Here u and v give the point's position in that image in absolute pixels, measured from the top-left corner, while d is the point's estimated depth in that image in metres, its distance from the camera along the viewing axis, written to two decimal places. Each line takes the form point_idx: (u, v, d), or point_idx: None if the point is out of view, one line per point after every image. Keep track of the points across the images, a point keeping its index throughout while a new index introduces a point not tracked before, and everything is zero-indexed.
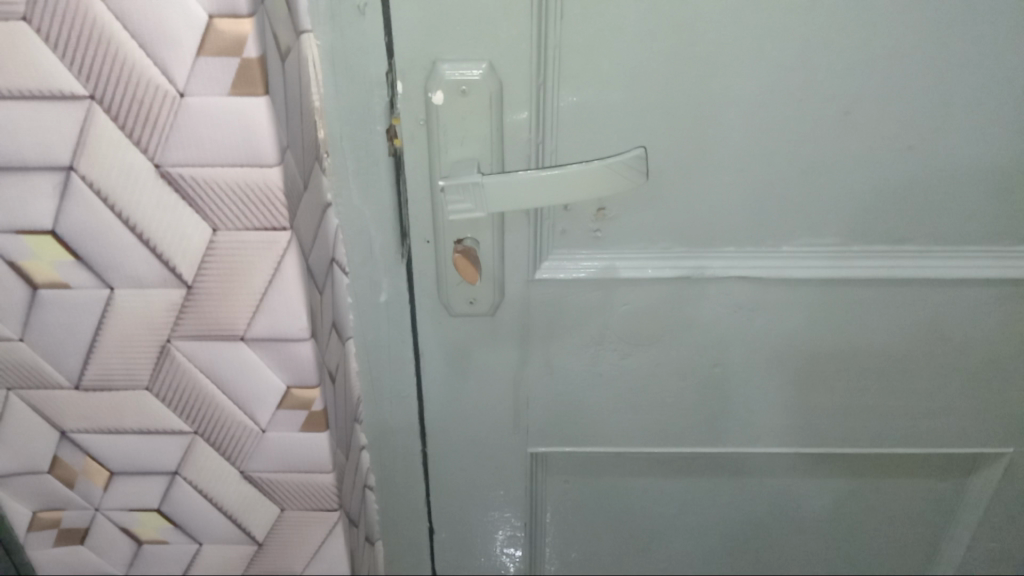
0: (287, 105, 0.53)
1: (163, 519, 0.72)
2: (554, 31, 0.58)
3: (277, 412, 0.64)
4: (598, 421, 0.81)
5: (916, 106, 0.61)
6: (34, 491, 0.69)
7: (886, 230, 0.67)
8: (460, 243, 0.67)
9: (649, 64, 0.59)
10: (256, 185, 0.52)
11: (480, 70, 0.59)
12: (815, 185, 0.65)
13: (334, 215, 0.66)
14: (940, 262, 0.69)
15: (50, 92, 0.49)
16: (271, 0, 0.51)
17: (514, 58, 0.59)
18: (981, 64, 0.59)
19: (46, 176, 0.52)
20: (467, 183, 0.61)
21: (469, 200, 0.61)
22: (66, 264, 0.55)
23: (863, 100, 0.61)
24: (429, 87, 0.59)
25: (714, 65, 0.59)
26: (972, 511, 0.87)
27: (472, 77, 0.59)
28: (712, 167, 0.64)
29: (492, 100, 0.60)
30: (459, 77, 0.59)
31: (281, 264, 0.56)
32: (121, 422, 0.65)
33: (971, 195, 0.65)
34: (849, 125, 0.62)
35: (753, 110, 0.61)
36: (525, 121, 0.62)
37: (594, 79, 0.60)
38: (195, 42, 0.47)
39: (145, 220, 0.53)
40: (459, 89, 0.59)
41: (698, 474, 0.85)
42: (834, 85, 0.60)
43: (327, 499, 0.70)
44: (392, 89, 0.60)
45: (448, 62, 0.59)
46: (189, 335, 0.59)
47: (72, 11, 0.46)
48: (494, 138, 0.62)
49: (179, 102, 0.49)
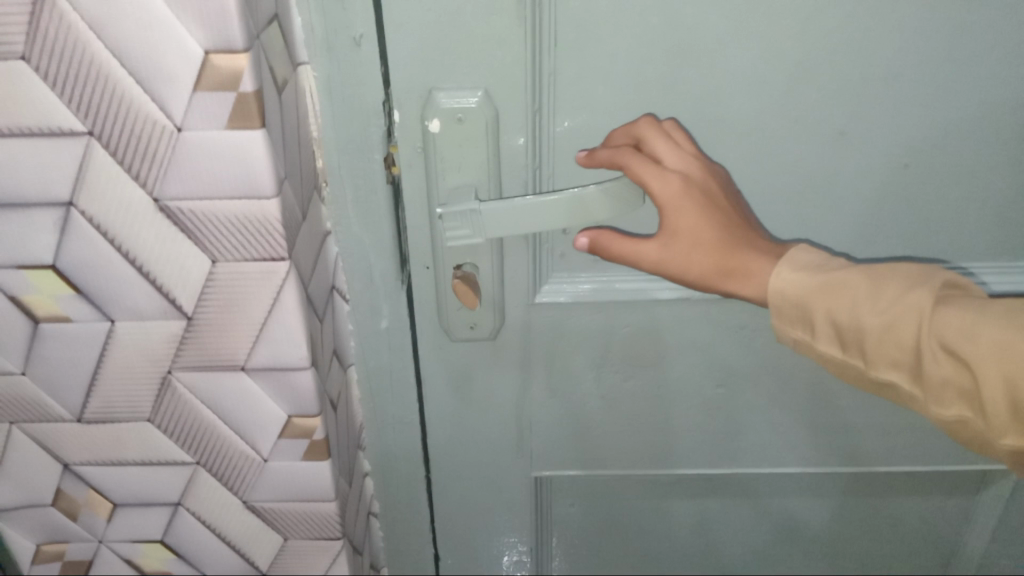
0: (285, 135, 0.54)
1: (167, 550, 0.72)
2: (549, 57, 0.58)
3: (279, 441, 0.64)
4: (601, 443, 0.80)
5: (915, 124, 0.61)
6: (37, 524, 0.69)
7: (888, 247, 0.67)
8: (458, 269, 0.67)
9: (645, 88, 0.60)
10: (254, 217, 0.52)
11: (476, 97, 0.59)
12: (815, 203, 0.65)
13: (334, 243, 0.66)
14: None
15: (48, 128, 0.49)
16: (267, 33, 0.51)
17: (509, 86, 0.59)
18: (978, 82, 0.59)
19: (47, 212, 0.52)
20: (463, 209, 0.61)
21: (468, 227, 0.61)
22: (67, 297, 0.56)
23: (859, 118, 0.61)
24: (426, 116, 0.59)
25: (711, 88, 0.60)
26: (983, 529, 0.86)
27: (468, 104, 0.59)
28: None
29: (489, 126, 0.60)
30: (455, 105, 0.59)
31: (280, 293, 0.56)
32: (124, 453, 0.65)
33: (971, 210, 0.65)
34: (847, 144, 0.62)
35: (751, 131, 0.61)
36: (522, 147, 0.62)
37: (589, 104, 0.60)
38: (191, 77, 0.47)
39: (145, 252, 0.54)
40: (455, 117, 0.60)
41: (705, 495, 0.85)
42: (833, 104, 0.60)
43: (330, 528, 0.70)
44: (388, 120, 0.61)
45: (444, 90, 0.59)
46: (190, 365, 0.59)
47: (70, 49, 0.47)
48: (491, 165, 0.62)
49: (176, 136, 0.49)
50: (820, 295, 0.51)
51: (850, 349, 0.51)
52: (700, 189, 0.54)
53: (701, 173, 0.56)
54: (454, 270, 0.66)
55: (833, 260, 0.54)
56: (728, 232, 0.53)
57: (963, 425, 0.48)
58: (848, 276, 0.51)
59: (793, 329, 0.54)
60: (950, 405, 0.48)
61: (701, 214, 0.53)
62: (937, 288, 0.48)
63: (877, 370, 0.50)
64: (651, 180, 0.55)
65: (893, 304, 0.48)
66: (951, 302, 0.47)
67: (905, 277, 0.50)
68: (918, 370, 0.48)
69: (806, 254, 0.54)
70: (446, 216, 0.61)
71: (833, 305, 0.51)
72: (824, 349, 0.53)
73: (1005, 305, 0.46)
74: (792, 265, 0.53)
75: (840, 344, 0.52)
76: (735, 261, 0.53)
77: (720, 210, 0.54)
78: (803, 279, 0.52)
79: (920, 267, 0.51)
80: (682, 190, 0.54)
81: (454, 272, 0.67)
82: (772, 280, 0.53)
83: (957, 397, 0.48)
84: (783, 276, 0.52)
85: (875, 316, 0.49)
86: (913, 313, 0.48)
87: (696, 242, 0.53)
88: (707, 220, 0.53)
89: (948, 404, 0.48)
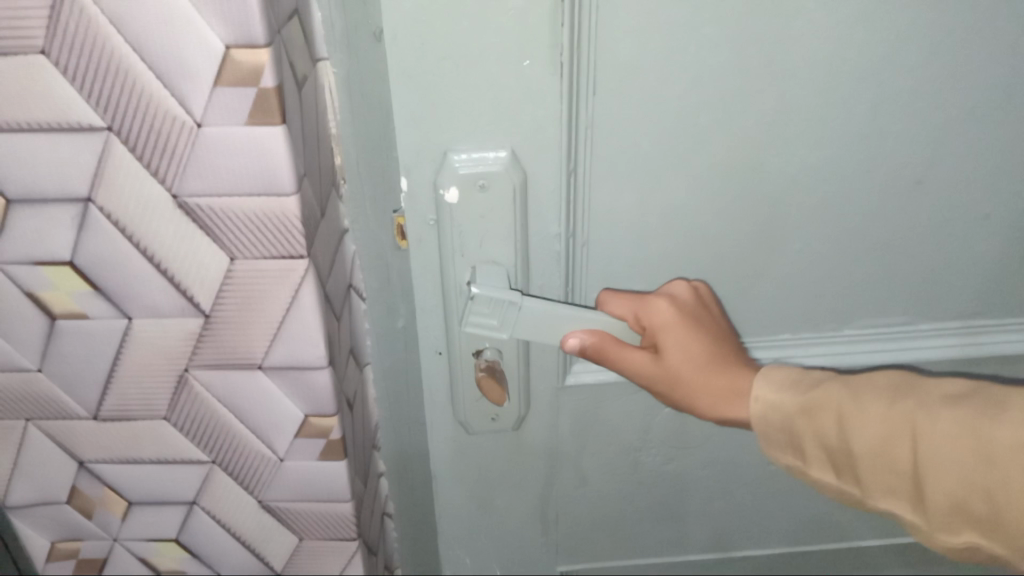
0: (304, 131, 0.53)
1: (180, 549, 0.71)
2: (587, 57, 0.56)
3: (295, 440, 0.63)
4: (614, 433, 0.80)
5: (945, 113, 0.61)
6: (52, 521, 0.69)
7: (903, 231, 0.67)
8: (480, 356, 0.70)
9: (682, 88, 0.58)
10: (273, 214, 0.52)
11: (497, 157, 0.60)
12: (833, 191, 0.65)
13: (351, 241, 0.64)
14: (950, 255, 0.69)
15: (68, 123, 0.49)
16: (288, 27, 0.50)
17: (542, 90, 0.57)
18: (1002, 66, 0.59)
19: (66, 207, 0.52)
20: (499, 301, 0.61)
21: (497, 317, 0.61)
22: (84, 293, 0.55)
23: (880, 109, 0.60)
24: (444, 182, 0.60)
25: (742, 83, 0.58)
26: None
27: (488, 166, 0.60)
28: (739, 185, 0.64)
29: (509, 186, 0.61)
30: (477, 171, 0.60)
31: (299, 292, 0.55)
32: (139, 451, 0.64)
33: (985, 188, 0.65)
34: (878, 137, 0.62)
35: (784, 127, 0.61)
36: (556, 153, 0.61)
37: (626, 105, 0.59)
38: (212, 72, 0.47)
39: (163, 248, 0.53)
40: (476, 183, 0.60)
41: (715, 482, 0.85)
42: (867, 98, 0.60)
43: (346, 529, 0.69)
44: (410, 155, 0.61)
45: (459, 151, 0.60)
46: (208, 363, 0.59)
47: (90, 43, 0.46)
48: (517, 216, 0.62)
49: (196, 133, 0.49)
50: (802, 416, 0.53)
51: (844, 474, 0.52)
52: (686, 307, 0.60)
53: (690, 292, 0.61)
54: (474, 357, 0.70)
55: (808, 373, 0.56)
56: (713, 352, 0.58)
57: (974, 551, 0.48)
58: (829, 395, 0.52)
59: (788, 455, 0.55)
60: (960, 533, 0.47)
61: (688, 328, 0.58)
62: (922, 397, 0.49)
63: (875, 499, 0.51)
64: (647, 302, 0.60)
65: (880, 421, 0.49)
66: (949, 405, 0.48)
67: (883, 388, 0.51)
68: (918, 498, 0.48)
69: (781, 372, 0.57)
70: (481, 297, 0.61)
71: (818, 427, 0.52)
72: (820, 475, 0.54)
73: (1016, 412, 0.45)
74: (768, 386, 0.55)
75: (834, 470, 0.53)
76: (722, 377, 0.57)
77: (708, 327, 0.59)
78: (787, 396, 0.54)
79: (901, 377, 0.52)
80: (671, 308, 0.59)
81: (475, 359, 0.70)
82: (752, 404, 0.56)
83: (966, 525, 0.47)
84: (763, 396, 0.55)
85: (863, 440, 0.49)
86: (901, 431, 0.48)
87: (688, 359, 0.57)
88: (696, 336, 0.58)
89: (957, 533, 0.48)
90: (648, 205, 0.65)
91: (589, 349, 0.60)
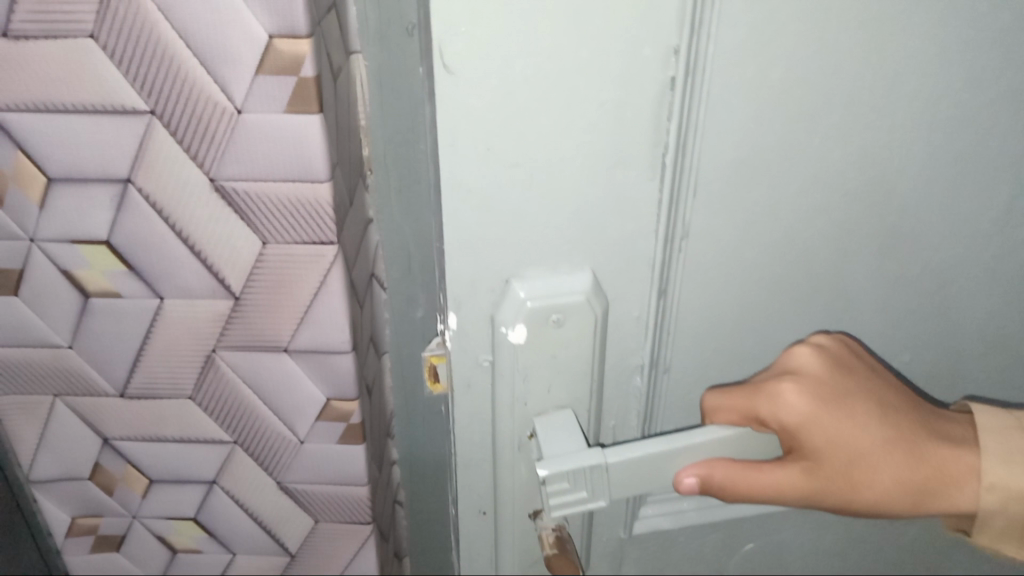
0: (338, 121, 0.55)
1: (198, 528, 0.73)
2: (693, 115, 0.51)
3: (316, 423, 0.64)
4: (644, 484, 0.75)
5: (1001, 140, 0.57)
6: (74, 496, 0.70)
7: (949, 261, 0.64)
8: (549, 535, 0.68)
9: (765, 146, 0.54)
10: (306, 200, 0.53)
11: (575, 297, 0.56)
12: (884, 224, 0.61)
13: (375, 231, 0.66)
14: (993, 281, 0.66)
15: (112, 106, 0.50)
16: (327, 21, 0.52)
17: (635, 161, 0.52)
18: None
19: (105, 188, 0.53)
20: (579, 470, 0.58)
21: (585, 488, 0.58)
22: (118, 273, 0.57)
23: (934, 139, 0.56)
24: (506, 318, 0.56)
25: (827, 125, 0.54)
26: None
27: (562, 305, 0.56)
28: (796, 238, 0.60)
29: (589, 321, 0.57)
30: (551, 305, 0.56)
31: (327, 277, 0.57)
32: (163, 430, 0.66)
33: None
34: (933, 170, 0.58)
35: (850, 171, 0.57)
36: (647, 274, 0.58)
37: (720, 170, 0.54)
38: (254, 61, 0.48)
39: (197, 230, 0.55)
40: (550, 318, 0.56)
41: (741, 526, 0.81)
42: (935, 140, 0.57)
43: (363, 512, 0.71)
44: (463, 275, 0.55)
45: (520, 279, 0.56)
46: (235, 345, 0.60)
47: (138, 30, 0.47)
48: (596, 345, 0.59)
49: (236, 118, 0.50)
50: None
51: None
52: (822, 388, 0.55)
53: (817, 363, 0.57)
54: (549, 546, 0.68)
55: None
56: (875, 441, 0.53)
57: None
58: None
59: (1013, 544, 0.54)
60: None
61: (839, 417, 0.54)
62: None
63: None
64: (769, 396, 0.56)
65: None
66: None
67: None
68: None
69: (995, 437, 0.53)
70: (555, 476, 0.58)
71: None
72: None
73: None
74: (1002, 470, 0.52)
75: None
76: (906, 469, 0.53)
77: (859, 408, 0.54)
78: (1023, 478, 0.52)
79: None
80: (807, 399, 0.54)
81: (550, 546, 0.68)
82: (979, 491, 0.53)
83: None
84: (996, 479, 0.52)
85: None
86: None
87: (846, 456, 0.53)
88: (852, 424, 0.54)
89: None
90: (714, 255, 0.59)
91: (710, 483, 0.58)
